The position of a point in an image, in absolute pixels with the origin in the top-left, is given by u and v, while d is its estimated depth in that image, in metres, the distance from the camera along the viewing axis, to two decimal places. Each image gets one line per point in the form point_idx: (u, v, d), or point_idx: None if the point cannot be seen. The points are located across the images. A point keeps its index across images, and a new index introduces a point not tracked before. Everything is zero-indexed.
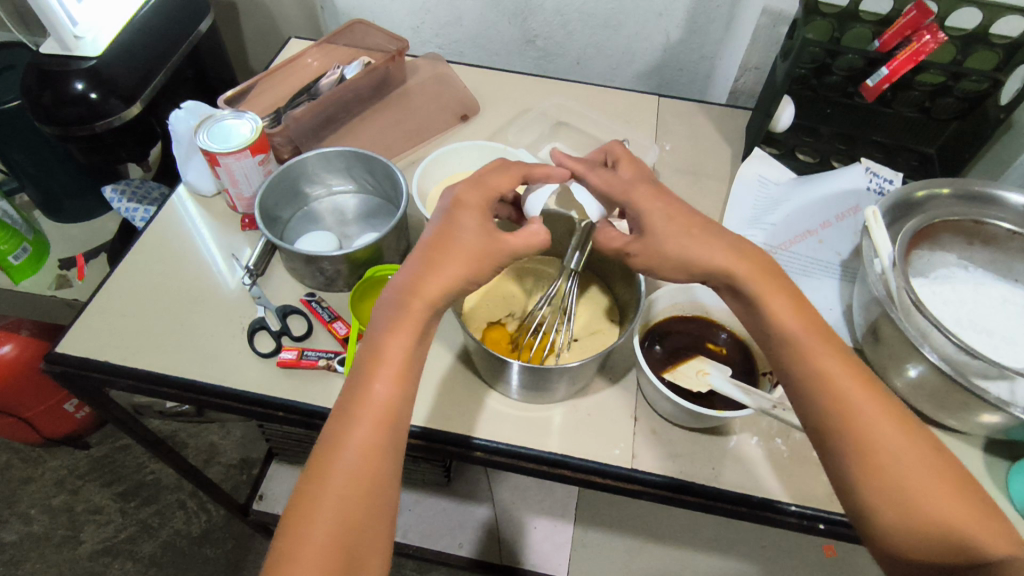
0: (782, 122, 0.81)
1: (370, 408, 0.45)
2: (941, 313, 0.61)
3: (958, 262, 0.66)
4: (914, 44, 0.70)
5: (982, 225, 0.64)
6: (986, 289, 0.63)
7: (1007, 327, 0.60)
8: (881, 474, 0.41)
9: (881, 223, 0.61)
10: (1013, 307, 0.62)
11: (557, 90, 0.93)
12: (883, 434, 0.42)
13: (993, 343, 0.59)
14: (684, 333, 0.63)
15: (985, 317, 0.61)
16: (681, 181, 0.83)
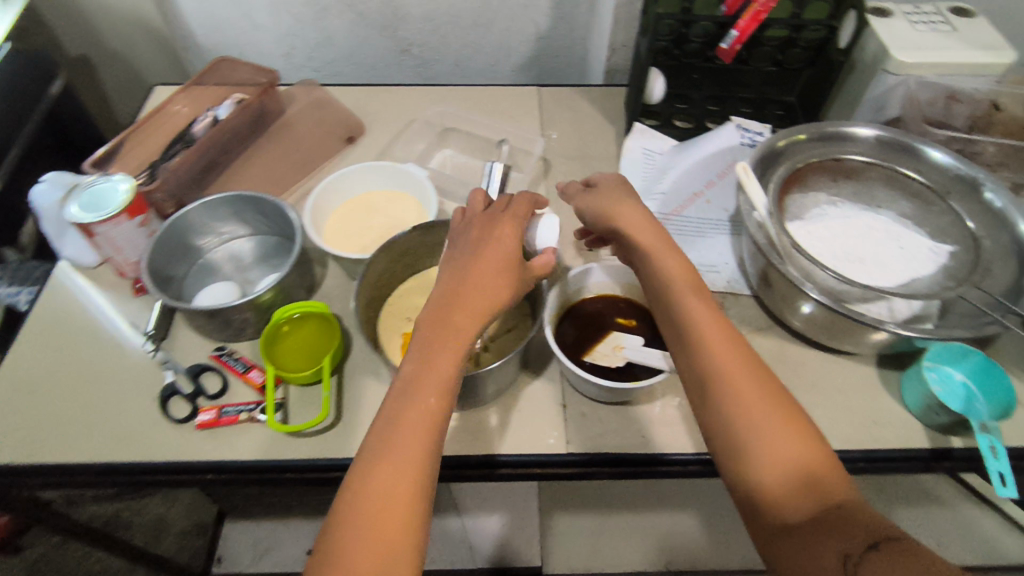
0: (655, 92, 0.86)
1: (414, 416, 0.44)
2: (818, 249, 0.65)
3: (831, 197, 0.70)
4: (754, 5, 0.74)
5: (840, 161, 0.70)
6: (857, 218, 0.68)
7: (878, 250, 0.65)
8: (744, 423, 0.44)
9: (751, 176, 0.64)
10: (881, 230, 0.67)
11: (440, 97, 0.94)
12: (748, 410, 0.45)
13: (867, 268, 0.64)
14: (594, 314, 0.65)
15: (859, 245, 0.65)
16: (572, 167, 0.86)
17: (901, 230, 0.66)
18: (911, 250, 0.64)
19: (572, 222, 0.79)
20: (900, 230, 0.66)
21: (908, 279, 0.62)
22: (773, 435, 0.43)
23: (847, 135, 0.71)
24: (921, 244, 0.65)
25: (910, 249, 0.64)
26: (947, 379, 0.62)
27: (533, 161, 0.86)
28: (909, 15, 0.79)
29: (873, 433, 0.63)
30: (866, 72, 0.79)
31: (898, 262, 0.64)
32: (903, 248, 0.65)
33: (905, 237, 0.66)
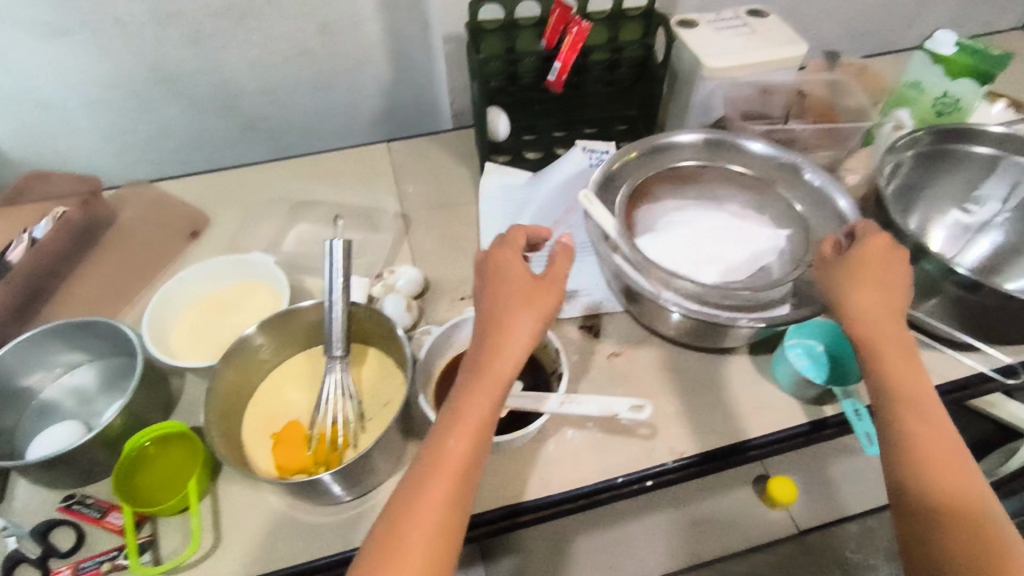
0: (500, 129, 0.86)
1: (447, 462, 0.45)
2: (667, 258, 0.67)
3: (676, 202, 0.72)
4: (569, 36, 0.77)
5: (675, 168, 0.73)
6: (701, 218, 0.70)
7: (723, 247, 0.68)
8: (950, 503, 0.47)
9: (595, 202, 0.65)
10: (725, 226, 0.69)
11: (288, 170, 0.90)
12: (915, 418, 0.50)
13: (715, 267, 0.66)
14: None
15: (705, 245, 0.68)
16: (433, 217, 0.85)
17: (743, 223, 0.70)
18: (753, 242, 0.68)
19: (441, 274, 0.78)
20: (742, 222, 0.70)
21: (754, 271, 0.66)
22: (939, 437, 0.49)
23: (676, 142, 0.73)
24: (763, 234, 0.68)
25: (752, 241, 0.68)
26: (811, 353, 0.67)
27: (393, 219, 0.84)
28: (713, 23, 0.85)
29: (754, 421, 0.65)
30: (687, 80, 0.84)
31: (747, 254, 0.67)
32: (745, 241, 0.68)
33: (747, 230, 0.69)
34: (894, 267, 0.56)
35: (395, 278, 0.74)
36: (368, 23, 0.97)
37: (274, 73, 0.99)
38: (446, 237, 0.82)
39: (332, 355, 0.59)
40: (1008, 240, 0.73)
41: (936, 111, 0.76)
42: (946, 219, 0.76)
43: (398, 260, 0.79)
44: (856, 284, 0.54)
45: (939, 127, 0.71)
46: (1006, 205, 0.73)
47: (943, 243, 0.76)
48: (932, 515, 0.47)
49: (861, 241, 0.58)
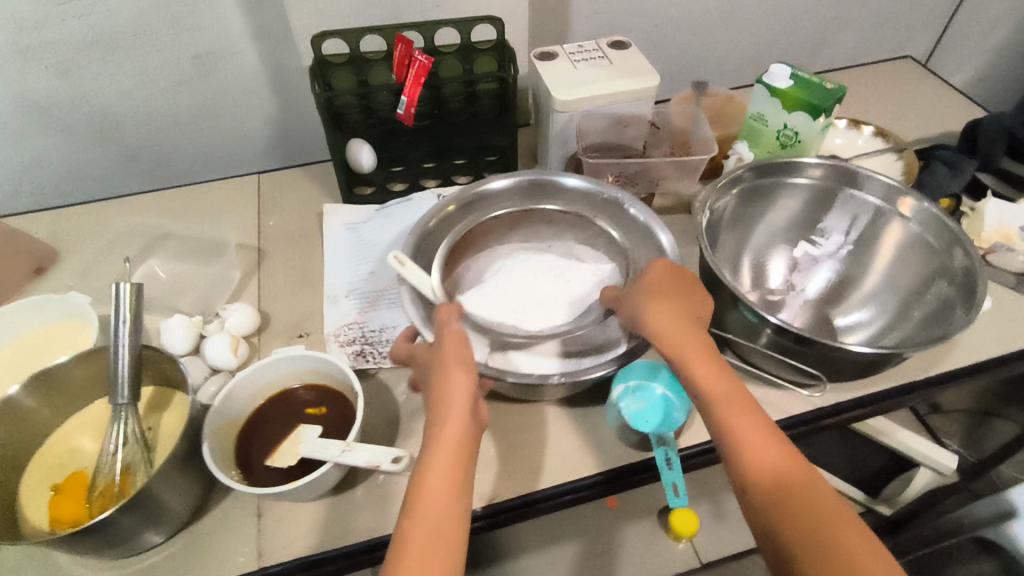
0: (365, 161, 0.85)
1: (420, 509, 0.46)
2: (491, 308, 0.65)
3: (498, 252, 0.72)
4: (412, 71, 0.77)
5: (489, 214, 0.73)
6: (524, 264, 0.70)
7: (547, 290, 0.68)
8: (811, 529, 0.45)
9: (406, 263, 0.61)
10: (548, 268, 0.70)
11: (154, 207, 0.89)
12: (739, 418, 0.50)
13: (541, 312, 0.65)
14: (277, 413, 0.62)
15: (529, 291, 0.67)
16: (290, 250, 0.84)
17: (566, 262, 0.70)
18: (575, 281, 0.68)
19: (285, 310, 0.76)
20: (564, 262, 0.71)
21: (581, 311, 0.65)
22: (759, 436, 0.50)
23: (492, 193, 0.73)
24: (587, 270, 0.69)
25: (575, 279, 0.68)
26: (647, 394, 0.62)
27: (249, 252, 0.83)
28: (572, 55, 0.84)
29: (573, 463, 0.64)
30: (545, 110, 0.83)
31: (569, 294, 0.67)
32: (568, 280, 0.68)
33: (564, 272, 0.69)
34: (686, 286, 0.59)
35: (227, 315, 0.72)
36: (244, 51, 0.94)
37: (153, 103, 0.95)
38: (299, 271, 0.81)
39: (118, 402, 0.56)
40: (847, 270, 0.72)
41: (780, 143, 0.76)
42: (789, 250, 0.75)
43: (244, 295, 0.78)
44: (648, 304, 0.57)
45: (758, 162, 0.70)
46: (849, 236, 0.72)
47: (785, 275, 0.74)
48: (788, 528, 0.46)
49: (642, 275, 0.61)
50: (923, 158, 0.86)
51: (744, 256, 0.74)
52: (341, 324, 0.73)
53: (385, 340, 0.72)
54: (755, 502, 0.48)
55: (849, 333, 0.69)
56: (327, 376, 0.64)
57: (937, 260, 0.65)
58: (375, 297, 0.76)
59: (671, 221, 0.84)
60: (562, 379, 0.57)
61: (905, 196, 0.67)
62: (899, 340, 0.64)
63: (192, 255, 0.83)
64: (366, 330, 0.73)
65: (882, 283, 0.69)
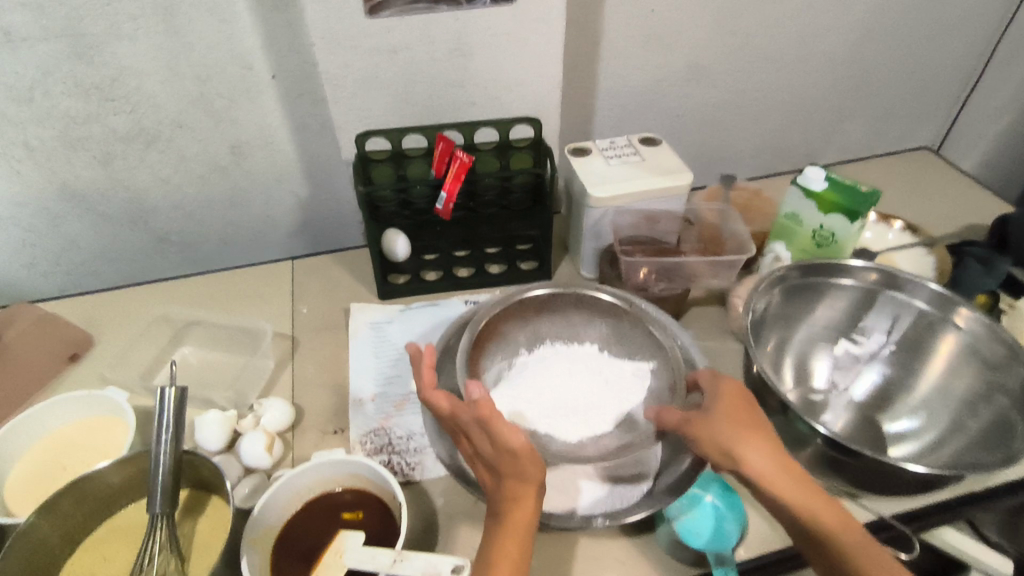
0: (399, 251, 0.85)
1: None
2: (530, 414, 0.66)
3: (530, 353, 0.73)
4: (453, 168, 0.80)
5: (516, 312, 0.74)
6: (560, 362, 0.71)
7: (585, 393, 0.69)
8: None
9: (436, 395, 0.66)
10: (585, 366, 0.71)
11: (189, 296, 0.90)
12: (852, 544, 0.52)
13: (583, 417, 0.66)
14: (316, 520, 0.61)
15: (570, 394, 0.68)
16: (322, 340, 0.83)
17: (602, 361, 0.72)
18: (615, 382, 0.70)
19: (318, 404, 0.75)
20: (600, 363, 0.72)
21: (623, 416, 0.66)
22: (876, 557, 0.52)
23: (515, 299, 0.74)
24: (624, 369, 0.71)
25: (614, 380, 0.70)
26: (697, 503, 0.62)
27: (281, 342, 0.83)
28: (605, 151, 0.86)
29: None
30: (578, 204, 0.85)
31: (608, 400, 0.68)
32: (606, 382, 0.70)
33: (603, 375, 0.70)
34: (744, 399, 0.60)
35: (262, 410, 0.71)
36: (280, 141, 0.91)
37: (188, 190, 0.92)
38: (331, 362, 0.81)
39: (156, 513, 0.54)
40: (894, 374, 0.71)
41: (815, 242, 0.77)
42: (831, 349, 0.74)
43: (277, 387, 0.77)
44: (738, 435, 0.56)
45: (806, 261, 0.71)
46: (890, 336, 0.72)
47: (829, 374, 0.74)
48: None
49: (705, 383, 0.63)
50: (954, 253, 0.86)
51: (786, 356, 0.74)
52: (367, 430, 0.72)
53: (413, 449, 0.70)
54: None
55: (899, 441, 0.67)
56: (367, 479, 0.62)
57: (994, 376, 0.64)
58: (403, 401, 0.75)
59: (706, 315, 0.85)
60: (608, 522, 0.58)
61: (961, 307, 0.67)
62: (953, 453, 0.63)
63: (225, 344, 0.83)
64: (393, 437, 0.71)
65: (932, 391, 0.68)
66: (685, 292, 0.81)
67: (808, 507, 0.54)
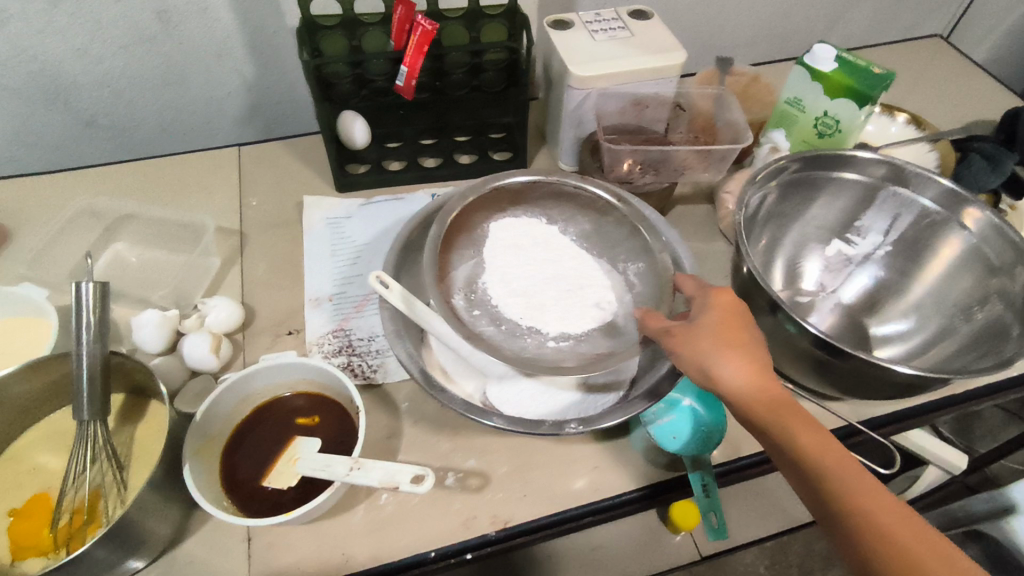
0: (358, 138, 0.77)
1: None
2: (512, 314, 0.61)
3: (530, 236, 0.67)
4: (414, 38, 0.69)
5: (471, 222, 0.66)
6: (531, 249, 0.66)
7: (556, 288, 0.64)
8: (877, 532, 0.43)
9: (391, 287, 0.56)
10: (558, 255, 0.66)
11: (123, 186, 0.81)
12: (838, 474, 0.46)
13: (559, 315, 0.62)
14: (264, 430, 0.56)
15: (535, 288, 0.63)
16: (273, 235, 0.76)
17: (585, 269, 0.66)
18: (583, 289, 0.64)
19: (271, 304, 0.69)
20: (581, 281, 0.65)
21: (568, 327, 0.61)
22: (864, 488, 0.45)
23: (464, 209, 0.65)
24: (594, 296, 0.63)
25: (587, 276, 0.65)
26: (675, 407, 0.61)
27: (229, 237, 0.76)
28: (589, 24, 0.76)
29: (592, 480, 0.59)
30: (557, 86, 0.77)
31: (561, 311, 0.62)
32: (580, 279, 0.65)
33: (577, 291, 0.64)
34: (734, 318, 0.53)
35: (207, 309, 0.65)
36: (217, 8, 0.78)
37: (111, 63, 0.80)
38: (283, 258, 0.74)
39: (84, 420, 0.49)
40: (887, 277, 0.68)
41: (816, 131, 0.71)
42: (823, 250, 0.71)
43: (225, 286, 0.71)
44: (720, 350, 0.50)
45: (808, 153, 0.64)
46: (887, 237, 0.68)
47: (818, 277, 0.71)
48: (855, 534, 0.44)
49: (697, 301, 0.56)
50: (958, 149, 0.80)
51: (776, 258, 0.70)
52: (324, 332, 0.66)
53: (375, 352, 0.65)
54: (827, 512, 0.46)
55: (886, 344, 0.65)
56: (326, 385, 0.58)
57: (996, 279, 0.59)
58: (362, 301, 0.69)
59: (691, 213, 0.79)
60: (581, 427, 0.53)
61: (968, 205, 0.61)
62: (940, 358, 0.60)
63: (166, 238, 0.76)
64: (353, 338, 0.66)
65: (926, 295, 0.65)
66: (671, 185, 0.74)
67: (783, 425, 0.48)
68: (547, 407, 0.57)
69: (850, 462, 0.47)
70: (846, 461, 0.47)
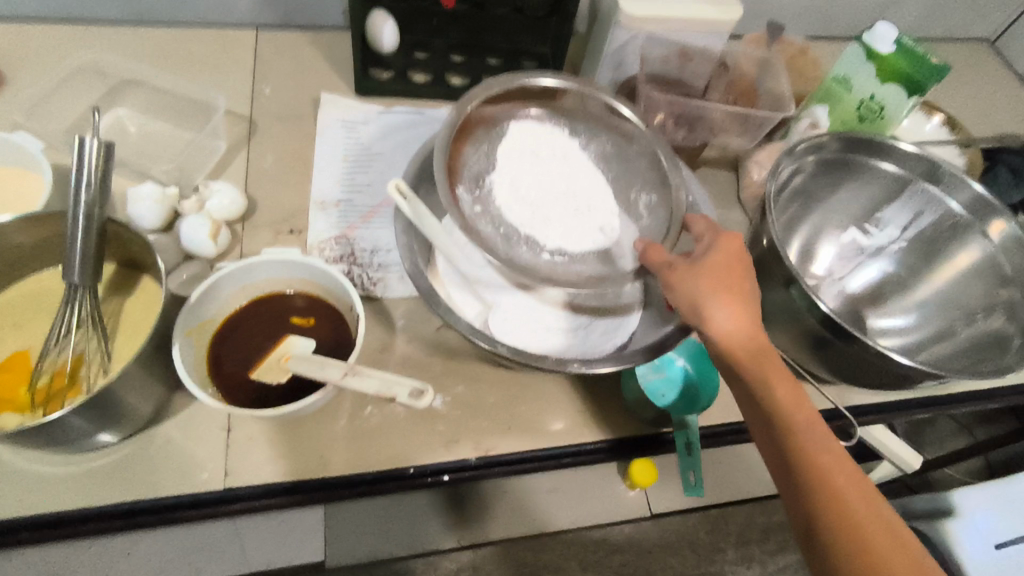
0: (385, 43, 0.73)
1: None
2: (513, 219, 0.59)
3: (547, 144, 0.64)
4: None
5: (493, 117, 0.64)
6: (548, 158, 0.63)
7: (564, 203, 0.62)
8: (833, 494, 0.44)
9: (410, 197, 0.53)
10: (573, 170, 0.64)
11: (130, 49, 0.76)
12: (807, 435, 0.46)
13: (560, 230, 0.60)
14: (256, 325, 0.55)
15: (541, 196, 0.61)
16: (283, 129, 0.73)
17: (596, 189, 0.63)
18: (590, 209, 0.62)
19: (275, 199, 0.67)
20: (589, 199, 0.62)
21: (567, 243, 0.60)
22: (826, 450, 0.46)
23: (488, 103, 0.63)
24: (599, 218, 0.62)
25: (597, 198, 0.63)
26: (669, 366, 0.61)
27: (237, 123, 0.72)
28: None
29: (576, 424, 0.60)
30: (604, 23, 0.73)
31: (563, 225, 0.60)
32: (590, 198, 0.63)
33: (583, 210, 0.62)
34: (740, 267, 0.52)
35: (209, 194, 0.62)
36: None
37: None
38: (292, 154, 0.71)
39: (74, 285, 0.47)
40: (897, 273, 0.68)
41: (858, 114, 0.70)
42: (840, 236, 0.70)
43: (227, 173, 0.68)
44: (717, 294, 0.50)
45: (851, 133, 0.63)
46: (904, 233, 0.68)
47: (829, 262, 0.70)
48: (812, 491, 0.45)
49: (706, 243, 0.54)
50: (987, 159, 0.79)
51: (793, 235, 0.69)
52: (327, 237, 0.64)
53: (378, 265, 0.64)
54: (788, 466, 0.46)
55: (884, 335, 0.65)
56: (326, 288, 0.56)
57: (1005, 290, 0.61)
58: (369, 211, 0.67)
59: (713, 178, 0.78)
60: (583, 368, 0.53)
61: (997, 216, 0.62)
62: (934, 357, 0.60)
63: (168, 112, 0.71)
64: (356, 247, 0.64)
65: (931, 297, 0.65)
66: (701, 146, 0.73)
67: (764, 380, 0.48)
68: (533, 335, 0.57)
69: (819, 425, 0.47)
70: (816, 424, 0.47)
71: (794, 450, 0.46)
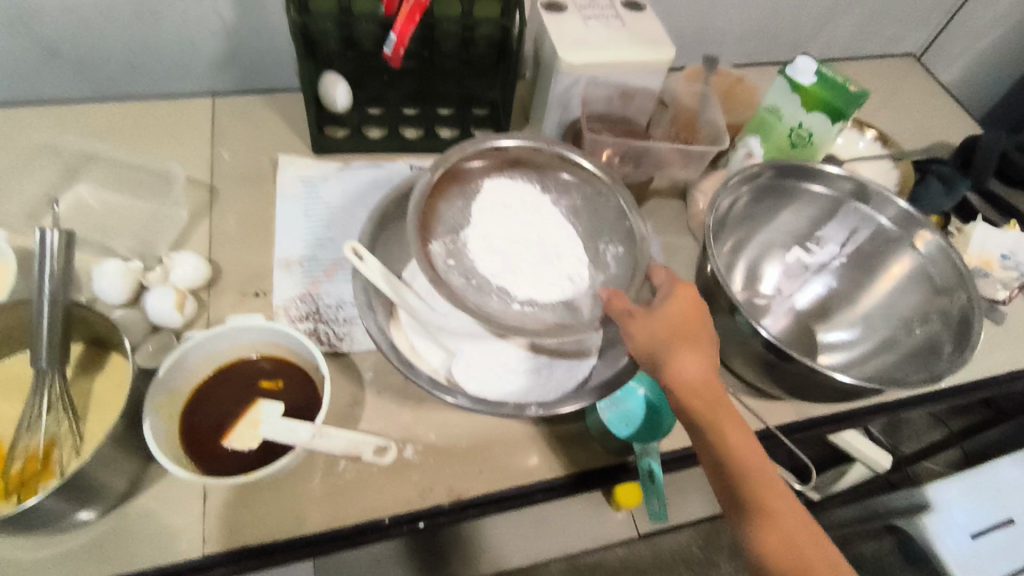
0: (340, 101, 0.76)
1: None
2: (484, 271, 0.62)
3: (517, 198, 0.67)
4: (408, 4, 0.66)
5: (468, 173, 0.67)
6: (519, 214, 0.66)
7: (532, 255, 0.64)
8: (779, 535, 0.48)
9: (364, 258, 0.55)
10: (543, 225, 0.66)
11: (89, 125, 0.78)
12: (759, 478, 0.49)
13: (529, 280, 0.62)
14: (226, 392, 0.56)
15: (512, 249, 0.64)
16: (244, 193, 0.75)
17: (563, 242, 0.66)
18: (556, 261, 0.65)
19: (239, 263, 0.69)
20: (558, 252, 0.65)
21: (534, 293, 0.62)
22: (777, 497, 0.49)
23: (462, 161, 0.66)
24: (566, 269, 0.64)
25: (566, 249, 0.65)
26: (630, 394, 0.64)
27: (198, 190, 0.74)
28: (583, 10, 0.76)
29: (546, 459, 0.62)
30: (547, 69, 0.76)
31: (531, 277, 0.63)
32: (558, 250, 0.65)
33: (550, 262, 0.64)
34: (696, 314, 0.55)
35: (173, 264, 0.64)
36: None
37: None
38: (254, 217, 0.73)
39: (41, 370, 0.48)
40: (840, 287, 0.72)
41: (790, 141, 0.74)
42: (784, 256, 0.73)
43: (191, 242, 0.69)
44: (674, 346, 0.52)
45: (781, 162, 0.67)
46: (844, 248, 0.71)
47: (776, 281, 0.73)
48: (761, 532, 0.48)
49: (665, 291, 0.57)
50: (919, 170, 0.84)
51: (740, 258, 0.73)
52: (292, 296, 0.66)
53: (342, 319, 0.65)
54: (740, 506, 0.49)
55: (832, 349, 0.68)
56: (292, 350, 0.58)
57: (939, 299, 0.64)
58: (332, 267, 0.69)
59: (663, 208, 0.81)
60: (541, 411, 0.55)
61: (922, 228, 0.66)
62: (879, 367, 0.64)
63: (129, 185, 0.73)
64: (321, 304, 0.66)
65: (874, 308, 0.69)
66: (648, 180, 0.77)
67: (719, 426, 0.50)
68: (491, 378, 0.59)
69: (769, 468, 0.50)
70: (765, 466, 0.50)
71: (746, 493, 0.49)
